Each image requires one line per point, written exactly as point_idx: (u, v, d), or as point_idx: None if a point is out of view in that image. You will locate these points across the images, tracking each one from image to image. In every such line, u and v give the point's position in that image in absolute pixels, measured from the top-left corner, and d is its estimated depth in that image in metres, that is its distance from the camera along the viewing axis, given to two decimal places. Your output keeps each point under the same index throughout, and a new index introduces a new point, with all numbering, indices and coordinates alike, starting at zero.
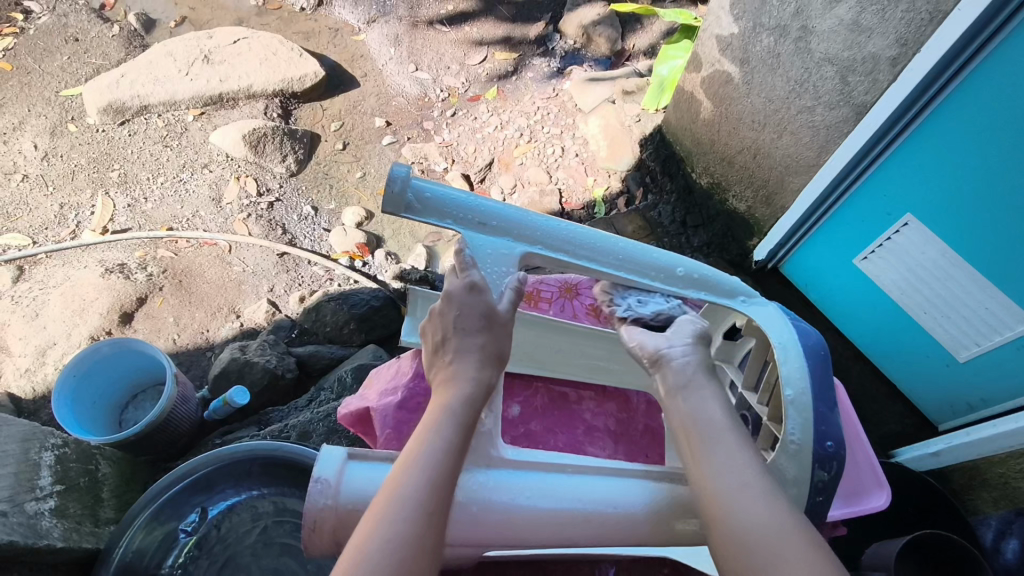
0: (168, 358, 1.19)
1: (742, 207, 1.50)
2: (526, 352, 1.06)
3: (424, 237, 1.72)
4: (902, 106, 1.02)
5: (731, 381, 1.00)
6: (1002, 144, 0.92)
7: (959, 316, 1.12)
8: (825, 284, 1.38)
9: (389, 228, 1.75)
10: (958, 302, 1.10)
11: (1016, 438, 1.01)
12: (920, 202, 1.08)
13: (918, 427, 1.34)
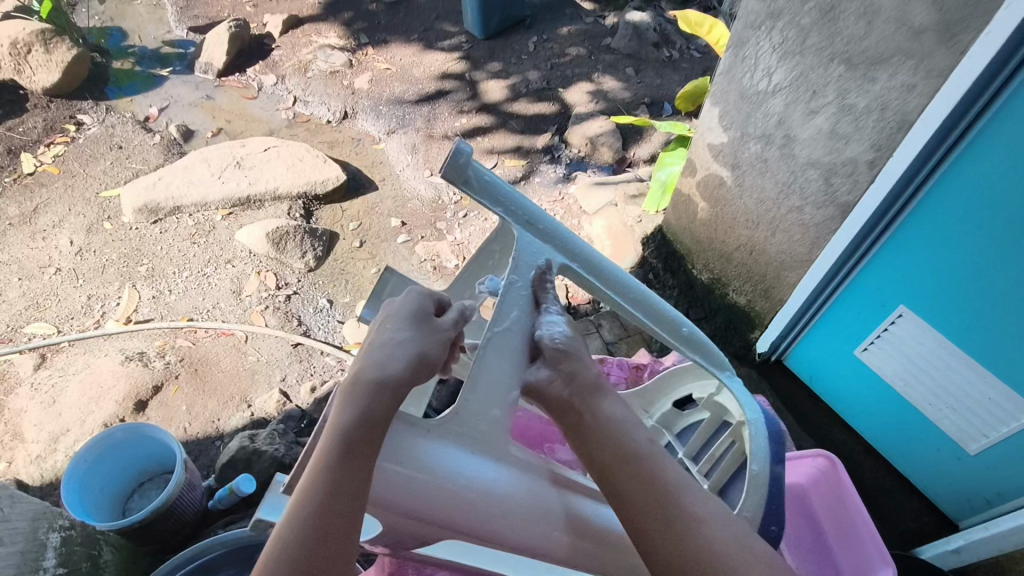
0: (179, 445, 1.20)
1: (742, 300, 1.55)
2: None
3: None
4: (884, 204, 1.09)
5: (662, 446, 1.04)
6: (979, 239, 0.99)
7: (964, 407, 1.13)
8: (829, 377, 1.40)
9: None
10: (960, 393, 1.12)
11: None
12: (911, 294, 1.13)
13: (937, 525, 1.30)
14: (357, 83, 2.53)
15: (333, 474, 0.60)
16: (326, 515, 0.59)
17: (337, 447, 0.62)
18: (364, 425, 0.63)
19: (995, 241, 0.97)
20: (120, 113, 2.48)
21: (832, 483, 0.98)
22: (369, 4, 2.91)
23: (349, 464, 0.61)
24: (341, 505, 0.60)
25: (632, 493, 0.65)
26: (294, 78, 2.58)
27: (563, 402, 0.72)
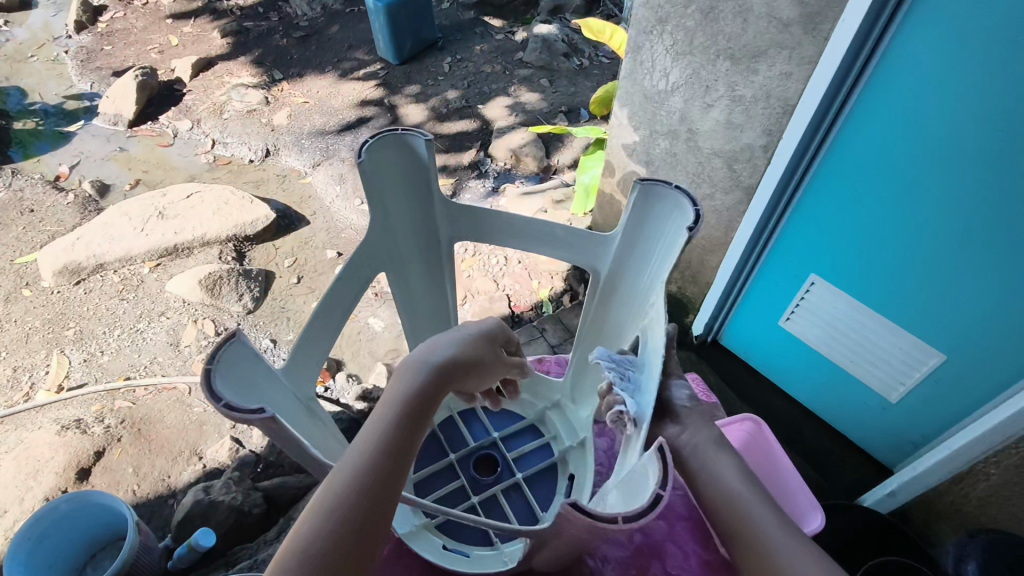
0: (129, 507, 1.17)
1: (674, 288, 1.62)
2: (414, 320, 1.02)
3: (383, 356, 1.81)
4: (779, 188, 1.19)
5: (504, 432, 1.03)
6: (864, 208, 1.09)
7: (881, 359, 1.22)
8: (761, 349, 1.49)
9: (348, 350, 1.82)
10: (876, 347, 1.22)
11: (951, 464, 1.05)
12: (818, 265, 1.23)
13: (875, 473, 1.38)
14: (275, 119, 2.51)
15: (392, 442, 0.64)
16: (380, 478, 0.61)
17: (399, 414, 0.67)
18: (421, 404, 0.69)
19: (878, 208, 1.07)
20: (27, 175, 2.37)
21: (761, 445, 1.04)
22: (279, 40, 2.91)
23: (405, 437, 0.66)
24: (393, 473, 0.62)
25: (742, 526, 0.72)
26: (210, 121, 2.54)
27: (686, 448, 0.81)
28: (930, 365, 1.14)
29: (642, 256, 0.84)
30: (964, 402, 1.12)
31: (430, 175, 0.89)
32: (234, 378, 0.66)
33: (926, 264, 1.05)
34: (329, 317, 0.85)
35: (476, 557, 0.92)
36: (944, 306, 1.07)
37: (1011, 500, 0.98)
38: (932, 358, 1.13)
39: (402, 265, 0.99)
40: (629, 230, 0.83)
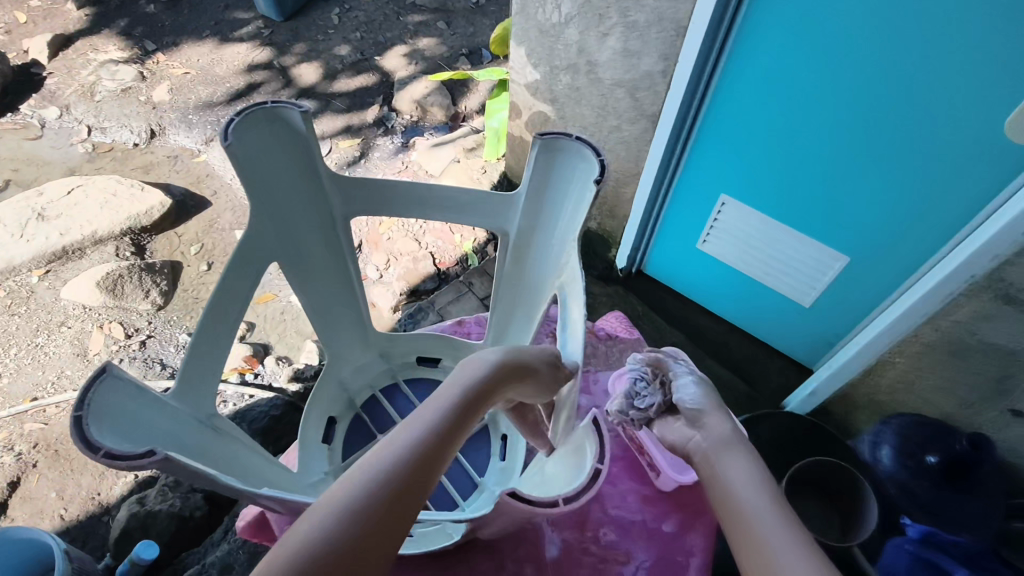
0: (54, 537, 1.10)
1: (594, 226, 1.60)
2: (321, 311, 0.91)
3: (311, 333, 1.74)
4: (683, 109, 1.17)
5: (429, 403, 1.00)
6: (770, 117, 1.08)
7: (794, 268, 1.26)
8: (682, 273, 1.52)
9: (273, 333, 1.75)
10: (788, 257, 1.25)
11: (864, 357, 1.10)
12: (732, 181, 1.23)
13: (797, 375, 1.45)
14: (155, 96, 2.29)
15: (444, 440, 0.53)
16: (426, 479, 0.50)
17: (455, 413, 0.56)
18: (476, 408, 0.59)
19: (784, 114, 1.06)
20: None
21: None
22: (145, 7, 2.64)
23: (454, 439, 0.55)
24: (435, 482, 0.51)
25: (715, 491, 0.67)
26: (81, 105, 2.29)
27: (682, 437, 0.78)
28: (836, 268, 1.19)
29: (547, 218, 0.83)
30: (869, 298, 1.19)
31: (313, 145, 0.77)
32: (112, 418, 0.53)
33: (827, 172, 1.07)
34: (217, 332, 0.70)
35: (421, 534, 0.82)
36: (857, 199, 1.07)
37: (916, 383, 1.05)
38: (838, 262, 1.18)
39: (298, 257, 0.84)
40: (532, 196, 0.81)
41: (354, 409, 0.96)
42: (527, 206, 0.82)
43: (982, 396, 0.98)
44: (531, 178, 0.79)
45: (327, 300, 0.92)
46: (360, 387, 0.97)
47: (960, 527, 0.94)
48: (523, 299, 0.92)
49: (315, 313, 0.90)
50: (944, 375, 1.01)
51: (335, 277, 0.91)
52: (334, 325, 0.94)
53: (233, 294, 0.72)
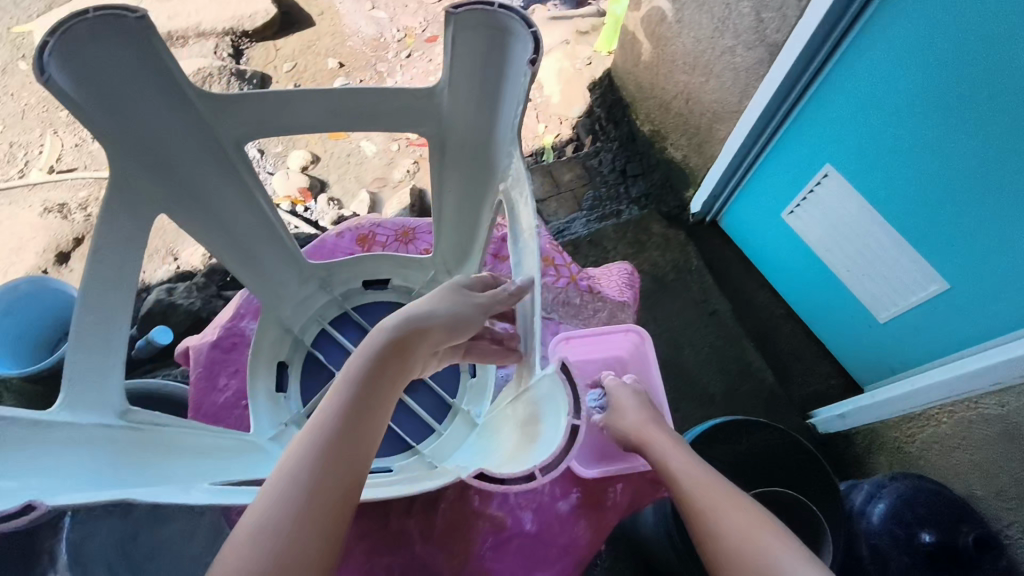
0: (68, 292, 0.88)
1: (678, 156, 1.35)
2: (274, 292, 0.66)
3: (369, 182, 1.42)
4: (815, 41, 0.88)
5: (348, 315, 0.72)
6: (916, 80, 0.78)
7: (880, 274, 0.98)
8: (757, 242, 1.25)
9: (336, 171, 1.43)
10: (878, 260, 0.97)
11: (938, 391, 0.89)
12: (841, 148, 0.94)
13: (844, 389, 1.20)
14: None
15: (339, 434, 0.39)
16: (344, 472, 0.38)
17: (347, 401, 0.42)
18: (381, 382, 0.44)
19: (937, 86, 0.76)
20: None
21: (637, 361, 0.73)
22: None
23: (360, 429, 0.41)
24: (350, 483, 0.38)
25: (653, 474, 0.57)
26: None
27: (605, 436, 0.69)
28: (931, 291, 0.91)
29: (486, 114, 0.47)
30: (956, 341, 0.91)
31: (162, 49, 0.43)
32: None
33: (969, 172, 0.78)
34: (115, 317, 0.44)
35: (400, 469, 0.62)
36: (989, 226, 0.79)
37: (954, 450, 0.88)
38: (934, 285, 0.90)
39: (189, 190, 0.50)
40: (460, 80, 0.45)
41: (301, 345, 0.70)
42: (456, 92, 0.46)
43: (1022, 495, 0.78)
44: (450, 58, 0.43)
45: (285, 288, 0.67)
46: (303, 322, 0.70)
47: None
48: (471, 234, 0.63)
49: (244, 264, 0.60)
50: (987, 455, 0.83)
51: (252, 217, 0.58)
52: (263, 275, 0.63)
53: (131, 223, 0.45)
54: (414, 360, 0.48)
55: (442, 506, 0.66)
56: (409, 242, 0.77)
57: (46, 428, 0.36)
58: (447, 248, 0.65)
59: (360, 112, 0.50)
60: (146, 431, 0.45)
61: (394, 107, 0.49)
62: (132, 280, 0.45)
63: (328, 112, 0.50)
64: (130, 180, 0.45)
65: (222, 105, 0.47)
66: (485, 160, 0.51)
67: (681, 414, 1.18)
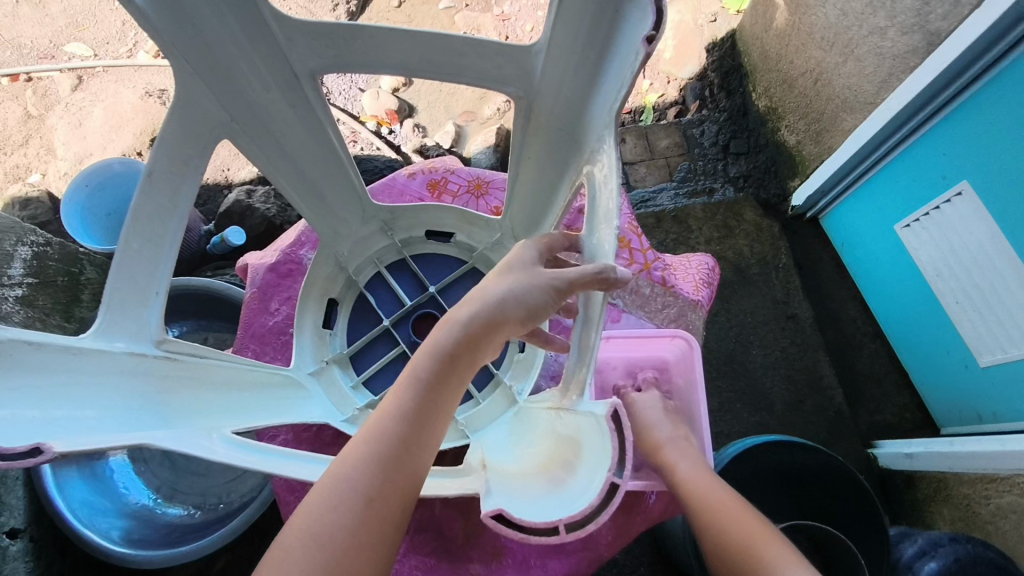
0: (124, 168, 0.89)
1: (791, 141, 1.22)
2: (333, 229, 0.63)
3: (458, 115, 1.36)
4: (994, 32, 0.72)
5: (403, 263, 0.68)
6: None
7: (993, 316, 0.86)
8: (858, 251, 1.13)
9: (426, 98, 1.38)
10: (996, 301, 0.84)
11: None
12: (986, 166, 0.80)
13: (918, 426, 1.09)
14: None
15: (395, 444, 0.36)
16: (394, 498, 0.35)
17: (408, 404, 0.37)
18: (444, 387, 0.39)
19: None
20: None
21: (693, 373, 0.66)
22: None
23: (419, 438, 0.37)
24: (403, 495, 0.36)
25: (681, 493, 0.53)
26: None
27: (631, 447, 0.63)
28: None
29: (579, 89, 0.41)
30: None
31: None
32: (18, 379, 0.31)
33: None
34: (161, 242, 0.42)
35: None
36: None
37: None
38: None
39: (249, 113, 0.47)
40: (560, 47, 0.40)
41: (354, 287, 0.68)
42: (553, 57, 0.40)
43: None
44: (553, 23, 0.38)
45: (341, 223, 0.64)
46: (358, 263, 0.67)
47: None
48: (543, 204, 0.57)
49: (307, 198, 0.58)
50: None
51: (311, 146, 0.54)
52: (326, 211, 0.61)
53: (186, 145, 0.43)
54: (491, 347, 0.41)
55: None
56: (481, 196, 0.72)
57: (77, 355, 0.35)
58: (518, 210, 0.61)
59: (440, 53, 0.44)
60: (183, 364, 0.43)
61: (477, 59, 0.44)
62: (185, 205, 0.44)
63: (410, 56, 0.45)
64: (194, 101, 0.43)
65: (300, 31, 0.43)
66: (571, 137, 0.46)
67: (735, 417, 1.11)
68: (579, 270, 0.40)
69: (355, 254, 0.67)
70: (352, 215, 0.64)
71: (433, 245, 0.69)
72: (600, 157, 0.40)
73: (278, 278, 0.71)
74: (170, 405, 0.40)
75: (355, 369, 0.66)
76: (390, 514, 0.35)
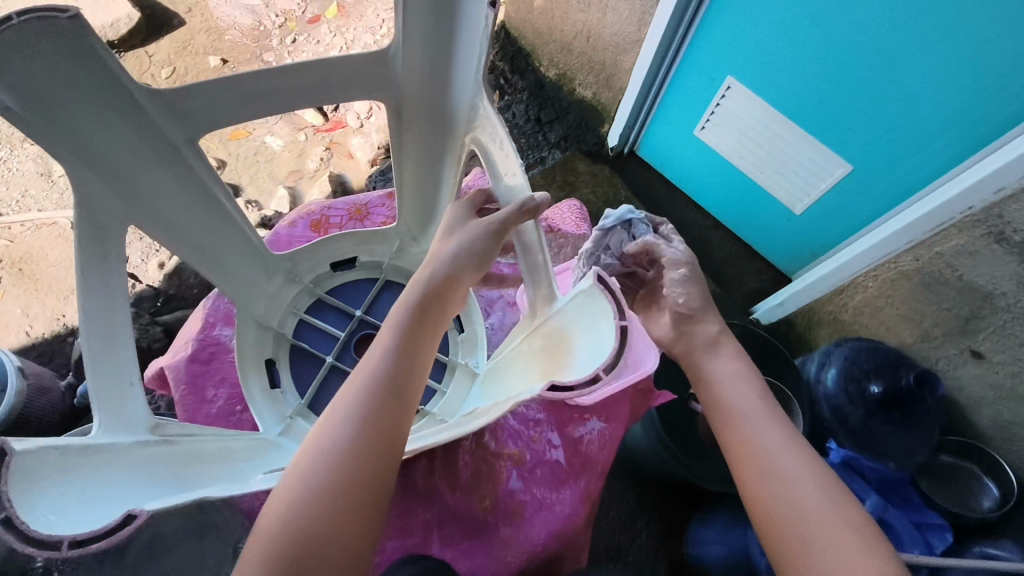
0: None
1: (588, 95, 1.39)
2: (244, 292, 0.64)
3: (285, 178, 1.33)
4: None
5: (322, 302, 0.71)
6: None
7: (789, 169, 1.05)
8: (675, 164, 1.32)
9: (246, 173, 1.36)
10: (787, 157, 1.04)
11: (855, 264, 0.96)
12: (741, 57, 0.98)
13: (776, 281, 1.30)
14: None
15: (385, 373, 0.43)
16: (390, 417, 0.41)
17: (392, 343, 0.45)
18: (418, 330, 0.47)
19: None
20: None
21: None
22: None
23: (405, 368, 0.44)
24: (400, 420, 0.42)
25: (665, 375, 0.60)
26: None
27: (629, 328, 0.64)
28: (836, 176, 0.98)
29: (438, 68, 0.49)
30: (862, 216, 1.00)
31: (96, 49, 0.40)
32: (63, 481, 0.32)
33: (854, 59, 0.83)
34: (116, 338, 0.42)
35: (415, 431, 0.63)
36: (877, 120, 0.86)
37: (883, 308, 0.97)
38: (838, 170, 0.97)
39: (140, 197, 0.48)
40: (414, 39, 0.47)
41: (286, 339, 0.69)
42: (410, 52, 0.48)
43: (945, 332, 0.89)
44: (403, 19, 0.45)
45: (249, 284, 0.65)
46: (280, 317, 0.69)
47: (885, 455, 0.91)
48: (430, 196, 0.64)
49: (209, 267, 0.59)
50: (912, 307, 0.92)
51: (200, 214, 0.55)
52: (232, 277, 0.62)
53: (99, 242, 0.43)
54: (447, 300, 0.51)
55: (464, 455, 0.70)
56: (365, 217, 0.77)
57: (98, 453, 0.36)
58: (409, 211, 0.67)
59: (306, 81, 0.49)
60: (176, 443, 0.44)
61: (341, 77, 0.49)
62: (123, 294, 0.44)
63: (279, 94, 0.49)
64: (91, 194, 0.43)
65: (172, 102, 0.45)
66: (444, 115, 0.53)
67: None
68: (504, 212, 0.50)
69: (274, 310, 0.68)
70: (257, 272, 0.65)
71: (345, 277, 0.72)
72: (485, 113, 0.49)
73: (202, 366, 0.70)
74: (190, 476, 0.41)
75: (317, 413, 0.67)
76: (388, 433, 0.40)
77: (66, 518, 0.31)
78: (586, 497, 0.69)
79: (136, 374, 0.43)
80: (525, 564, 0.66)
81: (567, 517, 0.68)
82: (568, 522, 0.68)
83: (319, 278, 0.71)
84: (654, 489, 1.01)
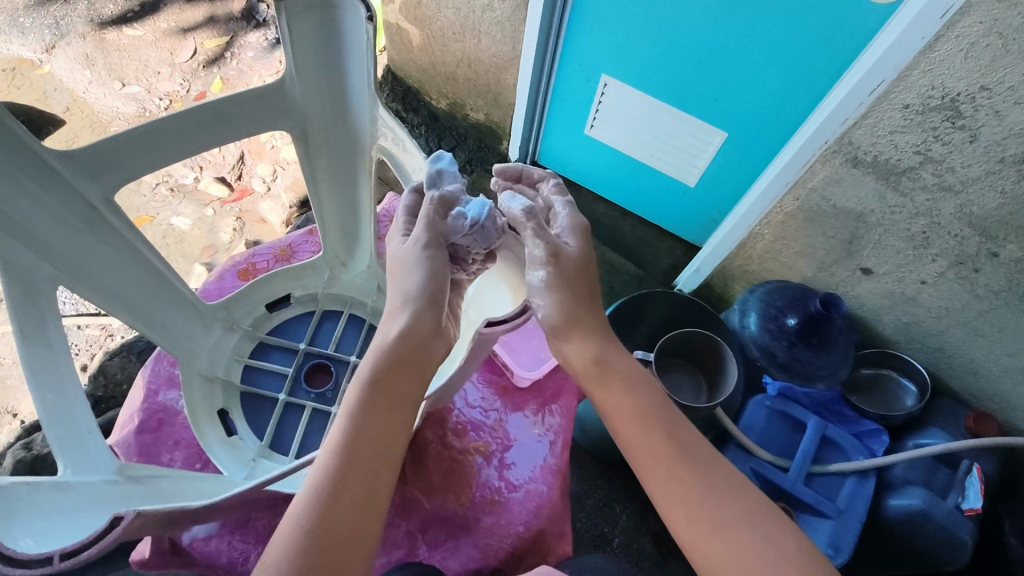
0: None
1: (482, 118, 1.47)
2: (186, 345, 0.65)
3: (200, 254, 1.29)
4: None
5: (267, 343, 0.73)
6: None
7: (674, 146, 1.15)
8: (574, 166, 1.40)
9: None
10: (669, 135, 1.13)
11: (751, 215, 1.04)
12: (610, 56, 1.08)
13: (688, 253, 1.39)
14: None
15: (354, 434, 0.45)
16: (358, 483, 0.43)
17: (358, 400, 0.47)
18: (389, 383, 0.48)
19: None
20: None
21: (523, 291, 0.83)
22: None
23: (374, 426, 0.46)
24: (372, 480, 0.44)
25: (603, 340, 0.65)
26: None
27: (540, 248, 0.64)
28: (715, 144, 1.08)
29: (334, 83, 0.55)
30: (745, 173, 1.10)
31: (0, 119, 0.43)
32: (40, 514, 0.38)
33: (705, 37, 0.92)
34: (65, 392, 0.45)
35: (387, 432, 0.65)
36: (733, 87, 0.97)
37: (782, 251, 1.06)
38: (716, 138, 1.07)
39: (65, 261, 0.49)
40: (305, 61, 0.52)
41: (235, 386, 0.70)
42: (304, 79, 0.54)
43: (835, 259, 0.99)
44: (292, 43, 0.51)
45: (190, 337, 0.66)
46: (225, 365, 0.70)
47: (813, 379, 1.00)
48: (350, 215, 0.68)
49: (148, 327, 0.60)
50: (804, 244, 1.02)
51: (126, 273, 0.56)
52: (171, 334, 0.63)
53: (29, 305, 0.45)
54: (422, 350, 0.52)
55: (432, 460, 0.72)
56: (292, 257, 0.80)
57: (72, 487, 0.41)
58: (333, 235, 0.71)
59: (209, 125, 0.53)
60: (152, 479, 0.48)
61: (243, 112, 0.53)
62: (64, 348, 0.46)
63: (186, 140, 0.52)
64: (12, 264, 0.44)
65: (85, 162, 0.49)
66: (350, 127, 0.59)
67: None
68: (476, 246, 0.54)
69: (219, 358, 0.69)
70: (195, 324, 0.66)
71: (285, 316, 0.74)
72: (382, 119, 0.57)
73: (153, 435, 0.69)
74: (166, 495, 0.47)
75: (280, 452, 0.67)
76: (359, 500, 0.42)
77: (41, 540, 0.37)
78: (555, 470, 0.72)
79: (93, 422, 0.46)
80: (513, 548, 0.69)
81: (542, 494, 0.70)
82: (545, 498, 0.70)
83: (258, 320, 0.73)
84: (621, 467, 1.05)
